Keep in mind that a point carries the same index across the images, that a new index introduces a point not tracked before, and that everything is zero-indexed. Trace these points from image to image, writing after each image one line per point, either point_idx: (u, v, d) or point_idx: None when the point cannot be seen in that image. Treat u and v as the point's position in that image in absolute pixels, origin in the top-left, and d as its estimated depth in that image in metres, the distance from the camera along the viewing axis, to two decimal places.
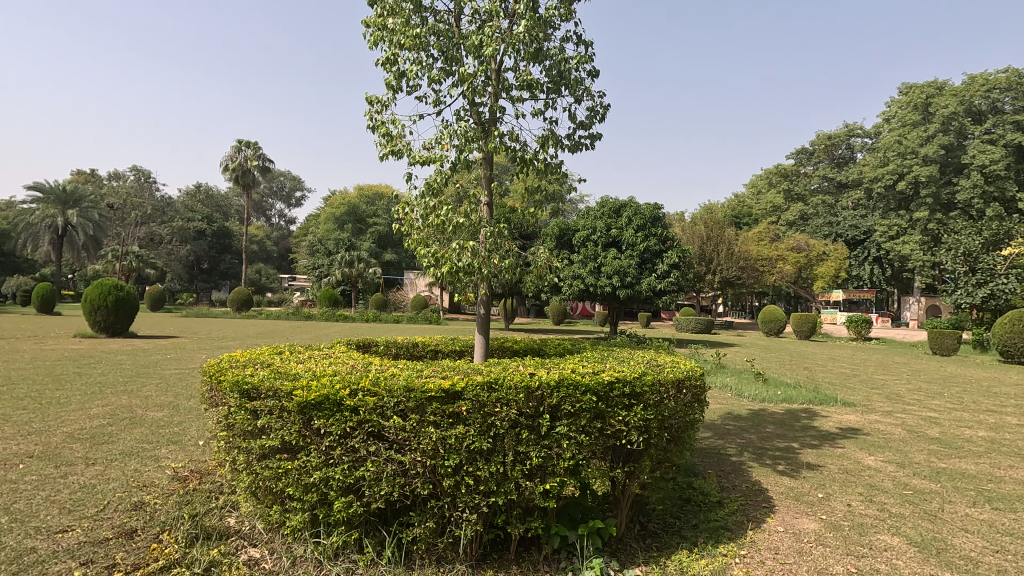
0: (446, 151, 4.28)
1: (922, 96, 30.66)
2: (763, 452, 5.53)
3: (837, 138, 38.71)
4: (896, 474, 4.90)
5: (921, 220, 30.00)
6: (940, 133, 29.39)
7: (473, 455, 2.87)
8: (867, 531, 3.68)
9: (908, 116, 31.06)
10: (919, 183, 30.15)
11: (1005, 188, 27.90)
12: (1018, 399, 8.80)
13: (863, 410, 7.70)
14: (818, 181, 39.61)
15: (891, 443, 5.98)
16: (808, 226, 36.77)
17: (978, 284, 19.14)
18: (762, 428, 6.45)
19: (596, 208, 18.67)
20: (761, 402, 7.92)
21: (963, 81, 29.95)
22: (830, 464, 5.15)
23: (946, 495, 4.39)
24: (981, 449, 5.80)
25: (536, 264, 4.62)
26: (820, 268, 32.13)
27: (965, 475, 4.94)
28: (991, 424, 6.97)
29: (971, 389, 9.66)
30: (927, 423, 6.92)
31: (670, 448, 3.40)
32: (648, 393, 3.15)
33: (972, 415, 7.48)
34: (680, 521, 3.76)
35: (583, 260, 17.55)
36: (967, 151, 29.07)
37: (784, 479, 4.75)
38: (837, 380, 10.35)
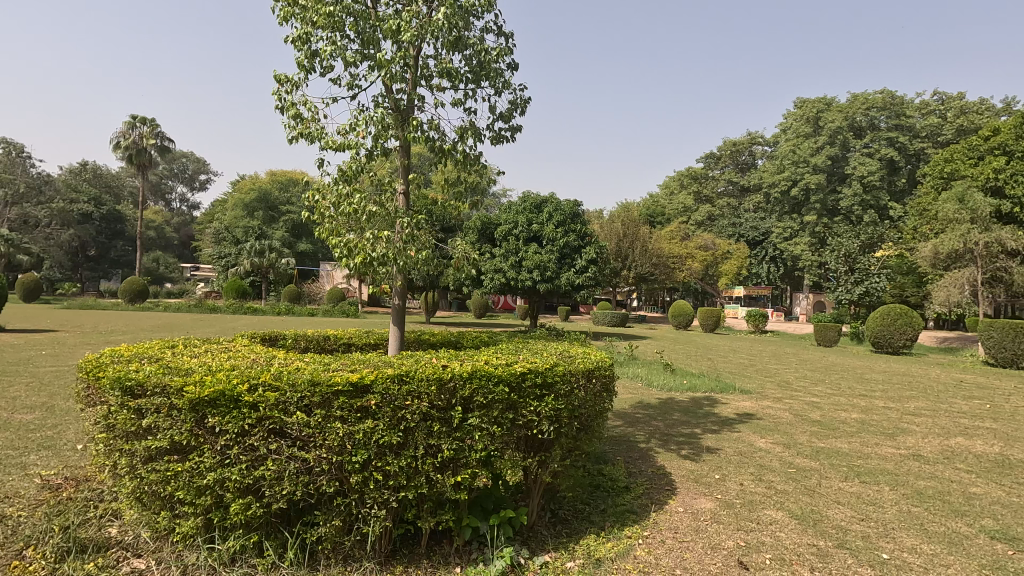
0: (362, 138, 4.12)
1: (814, 111, 33.82)
2: (669, 438, 5.85)
3: (741, 145, 41.75)
4: (783, 454, 5.37)
5: (810, 223, 33.01)
6: (828, 145, 32.40)
7: (383, 449, 2.80)
8: (756, 507, 4.00)
9: (802, 128, 34.18)
10: (809, 189, 33.14)
11: (879, 197, 31.19)
12: (885, 384, 9.94)
13: (757, 396, 8.38)
14: (724, 184, 42.52)
15: (779, 426, 6.55)
16: (715, 226, 39.34)
17: (856, 283, 21.31)
18: (668, 416, 6.83)
19: (518, 203, 18.89)
20: (669, 391, 8.40)
21: (848, 98, 33.15)
22: (727, 448, 5.55)
23: (823, 471, 4.87)
24: (853, 429, 6.51)
25: (453, 257, 4.58)
26: (724, 265, 34.43)
27: (839, 452, 5.51)
28: (864, 407, 7.79)
29: (848, 376, 10.80)
30: (810, 407, 7.66)
31: (579, 437, 3.49)
32: (559, 383, 3.21)
33: (847, 399, 8.36)
34: (590, 506, 3.89)
35: (504, 254, 17.67)
36: (849, 163, 32.19)
37: (685, 462, 5.06)
38: (736, 370, 11.20)
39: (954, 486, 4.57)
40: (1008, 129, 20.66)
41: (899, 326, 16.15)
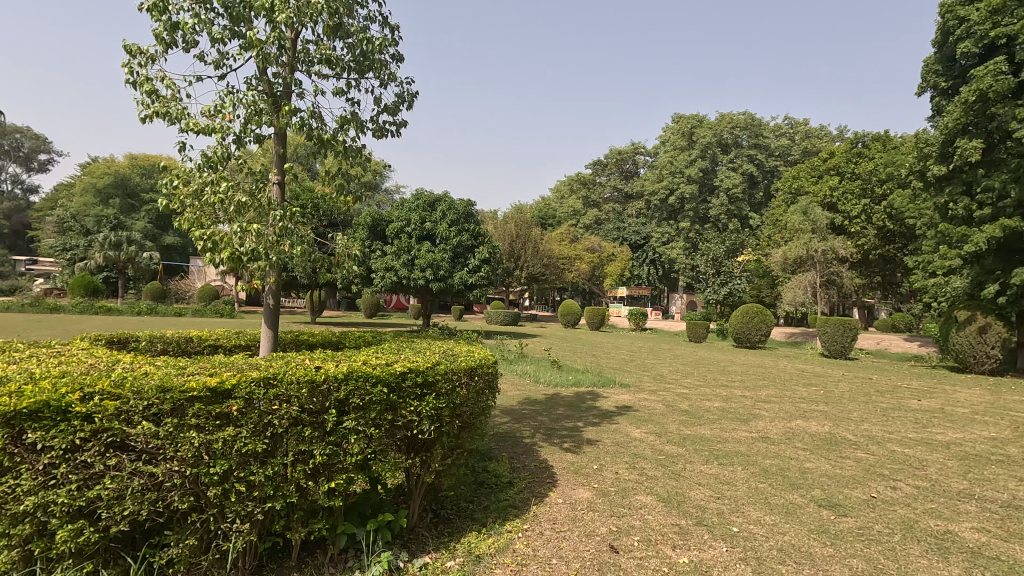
0: (229, 122, 3.79)
1: (688, 126, 36.98)
2: (553, 432, 6.06)
3: (625, 154, 44.53)
4: (655, 442, 5.79)
5: (684, 230, 36.04)
6: (700, 158, 35.57)
7: (246, 458, 2.59)
8: (628, 493, 4.26)
9: (678, 141, 37.25)
10: (684, 198, 36.12)
11: (741, 208, 34.83)
12: (742, 375, 11.11)
13: (635, 389, 8.97)
14: (610, 191, 45.06)
15: (653, 416, 7.05)
16: (602, 229, 41.51)
17: (721, 284, 23.62)
18: (553, 411, 7.08)
19: (411, 200, 18.55)
20: (555, 386, 8.71)
21: (716, 117, 36.64)
22: (605, 439, 5.87)
23: (688, 456, 5.33)
24: (715, 416, 7.19)
25: (334, 253, 4.36)
26: (609, 267, 36.48)
27: (703, 438, 6.05)
28: (724, 396, 8.64)
29: (712, 369, 11.93)
30: (680, 398, 8.34)
31: (461, 435, 3.49)
32: (440, 382, 3.19)
33: (711, 389, 9.22)
34: (472, 504, 3.91)
35: (396, 252, 17.26)
36: (717, 176, 35.56)
37: (567, 454, 5.27)
38: (617, 365, 11.91)
39: (792, 463, 5.21)
40: (841, 153, 24.01)
41: (755, 323, 18.12)
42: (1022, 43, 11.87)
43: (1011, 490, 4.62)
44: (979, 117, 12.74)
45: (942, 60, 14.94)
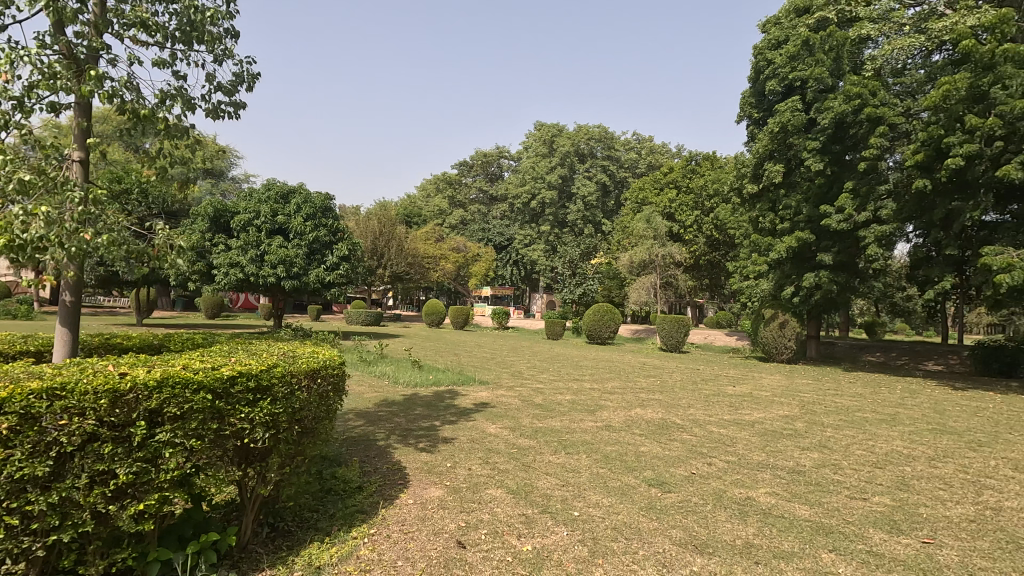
0: (9, 83, 3.16)
1: (549, 135, 38.99)
2: (408, 433, 5.96)
3: (490, 156, 45.61)
4: (509, 437, 5.97)
5: (545, 233, 37.89)
6: (560, 166, 37.63)
7: (21, 487, 2.16)
8: (479, 488, 4.34)
9: (540, 148, 39.10)
10: (545, 203, 37.89)
11: (596, 215, 37.43)
12: (592, 369, 11.93)
13: (493, 386, 9.18)
14: (476, 192, 45.87)
15: (509, 411, 7.28)
16: (467, 230, 41.89)
17: (576, 285, 25.20)
18: (411, 411, 6.98)
19: (261, 190, 17.09)
20: (413, 387, 8.59)
21: (575, 128, 39.04)
22: (461, 436, 5.92)
23: (538, 448, 5.58)
24: (566, 409, 7.62)
25: (155, 245, 3.76)
26: (474, 267, 37.06)
27: (553, 430, 6.39)
28: (575, 389, 9.21)
29: (566, 364, 12.66)
30: (535, 393, 8.72)
31: (302, 441, 3.28)
32: (276, 386, 2.97)
33: (564, 384, 9.77)
34: (316, 514, 3.70)
35: (242, 247, 15.79)
36: (575, 183, 37.83)
37: (421, 454, 5.22)
38: (478, 364, 12.11)
39: (630, 448, 5.71)
40: (678, 169, 26.90)
41: (605, 320, 19.59)
42: (811, 87, 14.23)
43: (796, 458, 5.53)
44: (781, 145, 15.06)
45: (755, 94, 17.42)
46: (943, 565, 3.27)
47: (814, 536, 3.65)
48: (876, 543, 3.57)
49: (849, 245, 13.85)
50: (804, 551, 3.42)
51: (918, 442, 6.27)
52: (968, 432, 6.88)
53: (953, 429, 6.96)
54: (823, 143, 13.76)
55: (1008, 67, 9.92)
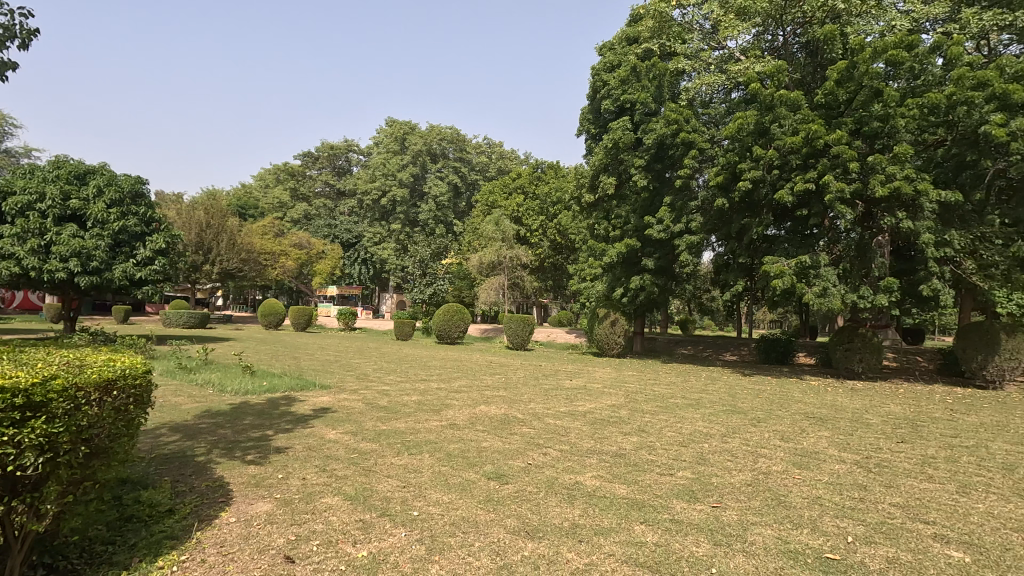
0: None
1: (401, 132, 38.54)
2: (234, 445, 5.43)
3: (338, 149, 43.68)
4: (350, 442, 5.76)
5: (395, 231, 37.29)
6: (411, 164, 37.23)
7: None
8: (313, 498, 4.13)
9: (391, 145, 38.52)
10: (395, 201, 37.25)
11: (447, 215, 37.41)
12: (441, 369, 12.00)
13: (336, 390, 8.76)
14: (321, 185, 43.60)
15: (351, 416, 7.00)
16: (311, 225, 40.02)
17: (427, 284, 25.16)
18: (239, 421, 6.37)
19: (47, 168, 14.28)
20: (243, 395, 7.85)
21: (427, 128, 38.92)
22: (296, 445, 5.56)
23: (381, 451, 5.46)
24: (411, 409, 7.55)
25: None
26: (318, 265, 35.12)
27: (397, 432, 6.30)
28: (422, 389, 9.17)
29: (414, 365, 12.56)
30: (380, 395, 8.50)
31: (90, 465, 2.82)
32: (55, 402, 2.51)
33: (411, 384, 9.67)
34: (112, 546, 3.20)
35: (19, 235, 13.05)
36: (426, 183, 37.59)
37: (249, 468, 4.80)
38: (319, 367, 11.47)
39: (472, 444, 5.86)
40: (526, 175, 28.22)
41: (455, 320, 19.81)
42: (639, 110, 15.88)
43: (619, 443, 6.14)
44: (614, 159, 16.57)
45: (593, 111, 18.95)
46: (726, 524, 3.89)
47: (630, 511, 4.10)
48: (678, 511, 4.12)
49: (667, 252, 15.72)
50: (621, 525, 3.82)
51: (714, 422, 7.36)
52: (751, 410, 8.26)
53: (740, 409, 8.30)
54: (647, 162, 15.47)
55: (782, 108, 11.91)
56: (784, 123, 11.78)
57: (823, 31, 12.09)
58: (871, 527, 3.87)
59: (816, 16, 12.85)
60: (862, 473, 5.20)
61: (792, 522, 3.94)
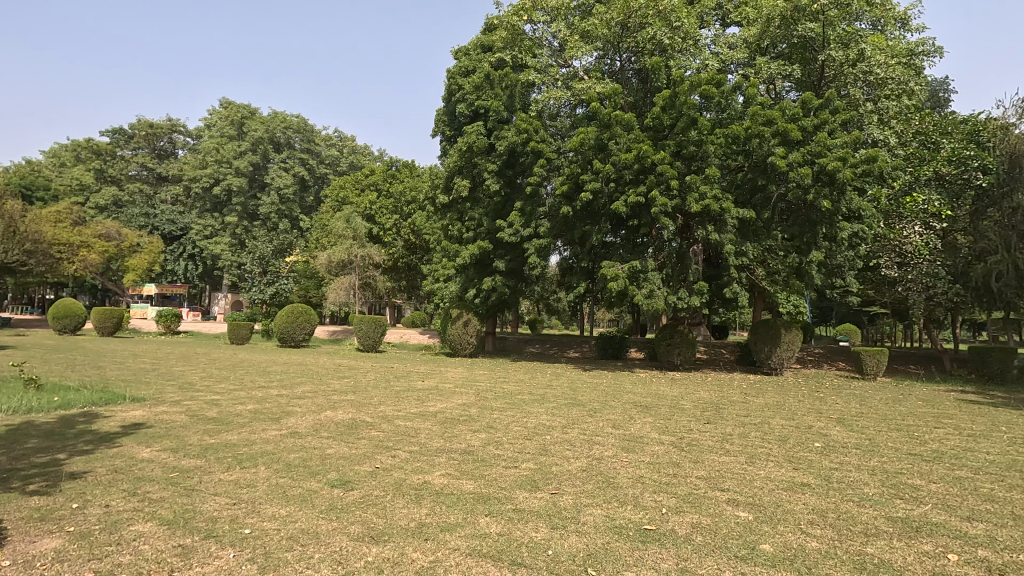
0: None
1: (238, 116, 35.22)
2: (10, 475, 4.50)
3: (159, 129, 38.53)
4: (169, 460, 5.11)
5: (231, 224, 33.86)
6: (250, 152, 34.08)
7: None
8: (120, 527, 3.60)
9: (226, 129, 35.03)
10: (230, 190, 33.83)
11: (293, 209, 34.62)
12: (282, 375, 11.16)
13: (152, 403, 7.70)
14: (137, 168, 38.12)
15: (171, 430, 6.21)
16: (122, 213, 34.78)
17: (267, 283, 23.24)
18: (17, 446, 5.30)
19: None
20: (24, 414, 6.54)
21: (269, 114, 35.98)
22: (98, 468, 4.79)
23: (207, 467, 4.93)
24: (245, 420, 6.92)
25: None
26: (132, 260, 30.53)
27: (228, 445, 5.74)
28: (259, 397, 8.45)
29: (251, 371, 11.51)
30: (208, 405, 7.66)
31: None
32: None
33: (247, 392, 8.85)
34: None
35: None
36: (268, 173, 34.62)
37: (30, 500, 4.01)
38: (131, 377, 9.98)
39: (315, 452, 5.56)
40: (379, 172, 27.42)
41: (299, 322, 18.54)
42: (493, 116, 16.38)
43: (468, 440, 6.28)
44: (468, 163, 16.87)
45: (448, 113, 19.11)
46: (563, 508, 4.20)
47: (475, 505, 4.23)
48: (520, 501, 4.35)
49: (517, 255, 16.42)
50: (466, 520, 3.92)
51: (557, 415, 7.87)
52: (589, 403, 8.98)
53: (580, 402, 8.98)
54: (499, 167, 16.02)
55: (618, 128, 13.16)
56: (620, 141, 13.02)
57: (652, 62, 13.64)
58: (680, 498, 4.47)
59: (646, 47, 14.40)
60: (676, 452, 5.96)
61: (619, 500, 4.39)
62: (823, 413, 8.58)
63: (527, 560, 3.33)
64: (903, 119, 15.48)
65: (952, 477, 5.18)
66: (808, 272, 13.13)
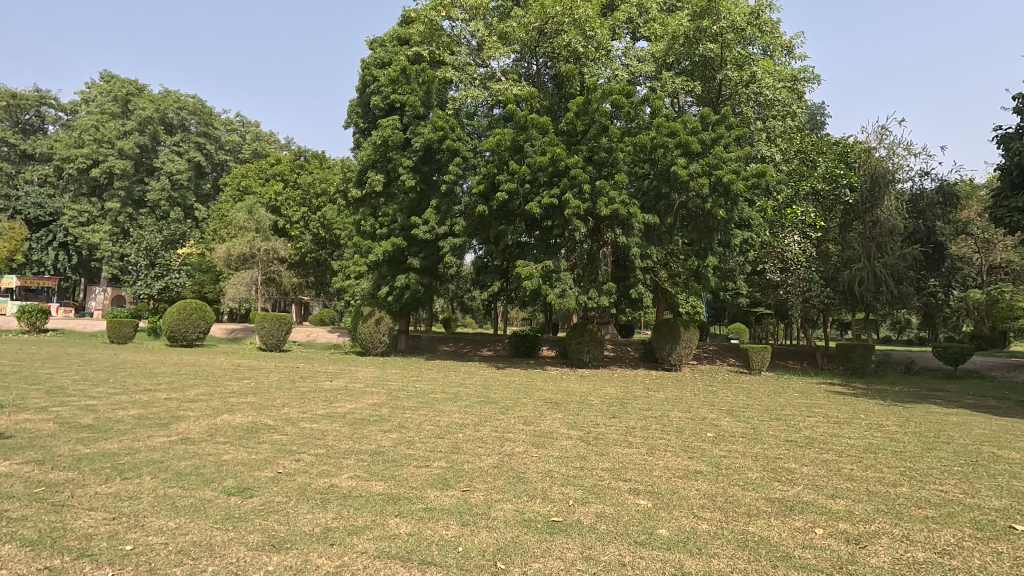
0: None
1: (123, 92, 32.04)
2: None
3: (24, 100, 34.11)
4: (32, 473, 4.54)
5: (112, 211, 30.60)
6: (136, 132, 30.99)
7: None
8: None
9: (108, 105, 31.67)
10: (112, 173, 30.57)
11: (186, 197, 31.84)
12: (172, 376, 10.28)
13: (13, 410, 6.79)
14: None
15: (36, 441, 5.52)
16: None
17: (156, 277, 21.29)
18: None
19: None
20: None
21: (160, 92, 32.92)
22: None
23: (79, 480, 4.43)
24: (128, 426, 6.30)
25: None
26: None
27: (107, 454, 5.20)
28: (144, 401, 7.72)
29: (135, 373, 10.49)
30: (83, 412, 6.88)
31: None
32: None
33: (129, 396, 8.06)
34: None
35: None
36: (158, 156, 31.66)
37: None
38: None
39: (209, 458, 5.18)
40: (286, 162, 26.00)
41: (193, 319, 17.14)
42: (408, 111, 16.06)
43: (378, 441, 6.15)
44: (382, 157, 16.44)
45: (362, 105, 18.51)
46: (474, 505, 4.24)
47: (385, 507, 4.16)
48: (431, 499, 4.34)
49: (432, 252, 16.26)
50: (374, 521, 3.85)
51: (469, 413, 7.91)
52: (501, 400, 9.11)
53: (492, 399, 9.08)
54: (414, 164, 15.75)
55: (533, 130, 13.42)
56: (535, 143, 13.28)
57: (566, 69, 14.06)
58: (586, 490, 4.65)
59: (562, 54, 14.76)
60: (584, 446, 6.21)
61: (529, 495, 4.50)
62: (715, 405, 9.27)
63: (437, 558, 3.33)
64: (787, 138, 17.01)
65: (821, 459, 5.83)
66: (705, 274, 14.14)
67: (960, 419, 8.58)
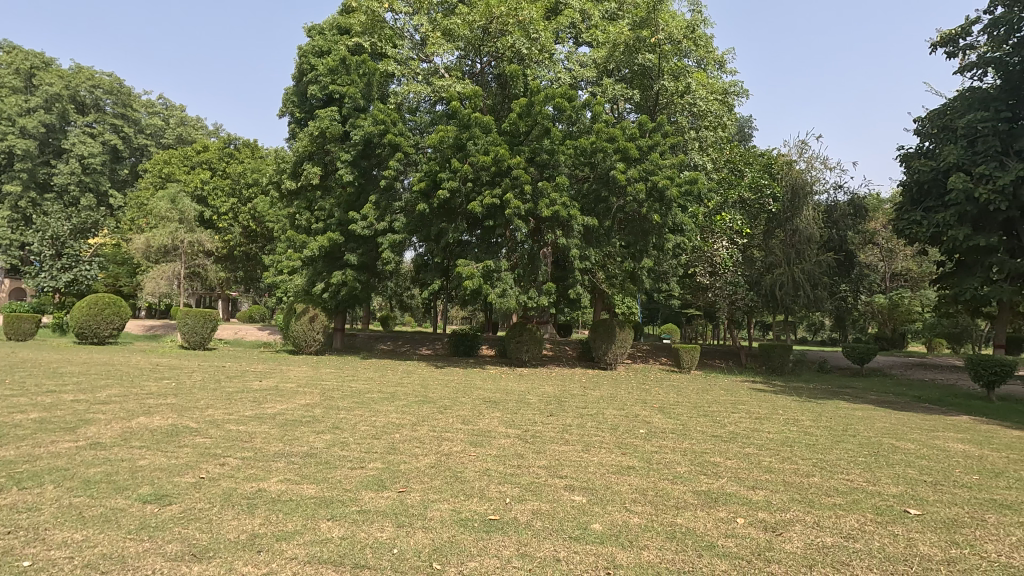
0: None
1: (26, 65, 29.30)
2: None
3: None
4: None
5: (11, 195, 27.83)
6: (42, 110, 28.40)
7: None
8: None
9: (9, 79, 28.87)
10: (12, 153, 27.84)
11: (99, 182, 29.46)
12: (80, 376, 9.47)
13: None
14: None
15: None
16: None
17: (62, 269, 19.52)
18: None
19: None
20: None
21: (71, 68, 30.36)
22: None
23: None
24: (27, 431, 5.74)
25: None
26: None
27: (1, 462, 4.72)
28: (47, 404, 7.07)
29: (37, 373, 9.59)
30: None
31: None
32: None
33: (29, 398, 7.34)
34: None
35: None
36: (67, 137, 29.08)
37: None
38: None
39: (122, 465, 4.81)
40: (213, 149, 24.64)
41: (105, 315, 15.88)
42: (348, 103, 15.59)
43: (310, 443, 5.94)
44: (319, 149, 15.94)
45: (298, 94, 17.80)
46: (410, 506, 4.18)
47: (317, 510, 4.03)
48: (366, 502, 4.24)
49: (370, 249, 15.90)
50: (305, 526, 3.72)
51: (406, 413, 7.78)
52: (439, 399, 9.03)
53: (430, 399, 8.98)
54: (353, 158, 15.32)
55: (476, 129, 13.41)
56: (477, 142, 13.26)
57: (510, 69, 14.15)
58: (523, 488, 4.69)
59: (506, 54, 14.82)
60: (521, 444, 6.27)
61: (465, 494, 4.49)
62: (648, 403, 9.61)
63: (371, 561, 3.26)
64: (718, 148, 17.88)
65: (743, 453, 6.17)
66: (641, 276, 14.60)
67: (865, 413, 9.32)
